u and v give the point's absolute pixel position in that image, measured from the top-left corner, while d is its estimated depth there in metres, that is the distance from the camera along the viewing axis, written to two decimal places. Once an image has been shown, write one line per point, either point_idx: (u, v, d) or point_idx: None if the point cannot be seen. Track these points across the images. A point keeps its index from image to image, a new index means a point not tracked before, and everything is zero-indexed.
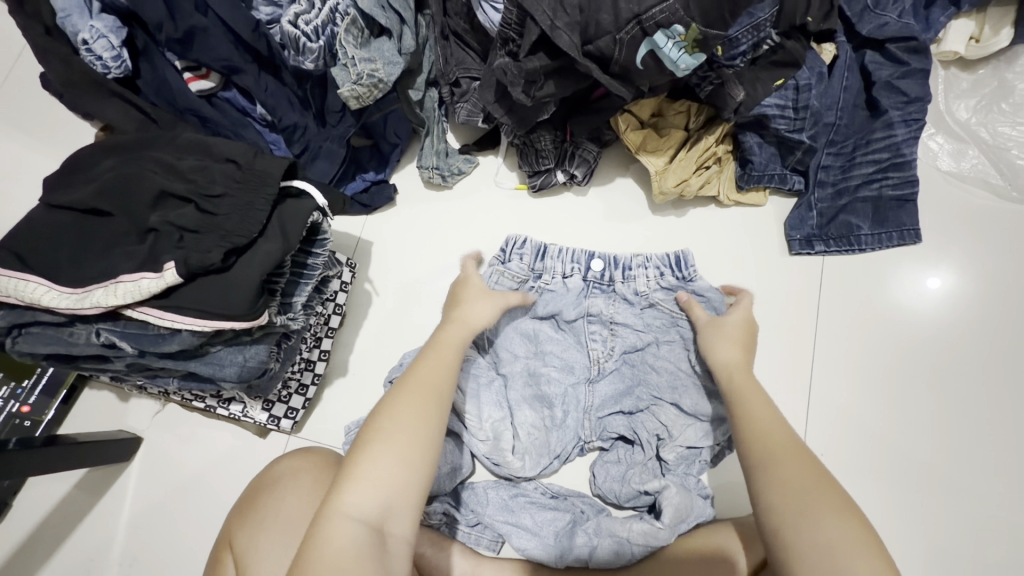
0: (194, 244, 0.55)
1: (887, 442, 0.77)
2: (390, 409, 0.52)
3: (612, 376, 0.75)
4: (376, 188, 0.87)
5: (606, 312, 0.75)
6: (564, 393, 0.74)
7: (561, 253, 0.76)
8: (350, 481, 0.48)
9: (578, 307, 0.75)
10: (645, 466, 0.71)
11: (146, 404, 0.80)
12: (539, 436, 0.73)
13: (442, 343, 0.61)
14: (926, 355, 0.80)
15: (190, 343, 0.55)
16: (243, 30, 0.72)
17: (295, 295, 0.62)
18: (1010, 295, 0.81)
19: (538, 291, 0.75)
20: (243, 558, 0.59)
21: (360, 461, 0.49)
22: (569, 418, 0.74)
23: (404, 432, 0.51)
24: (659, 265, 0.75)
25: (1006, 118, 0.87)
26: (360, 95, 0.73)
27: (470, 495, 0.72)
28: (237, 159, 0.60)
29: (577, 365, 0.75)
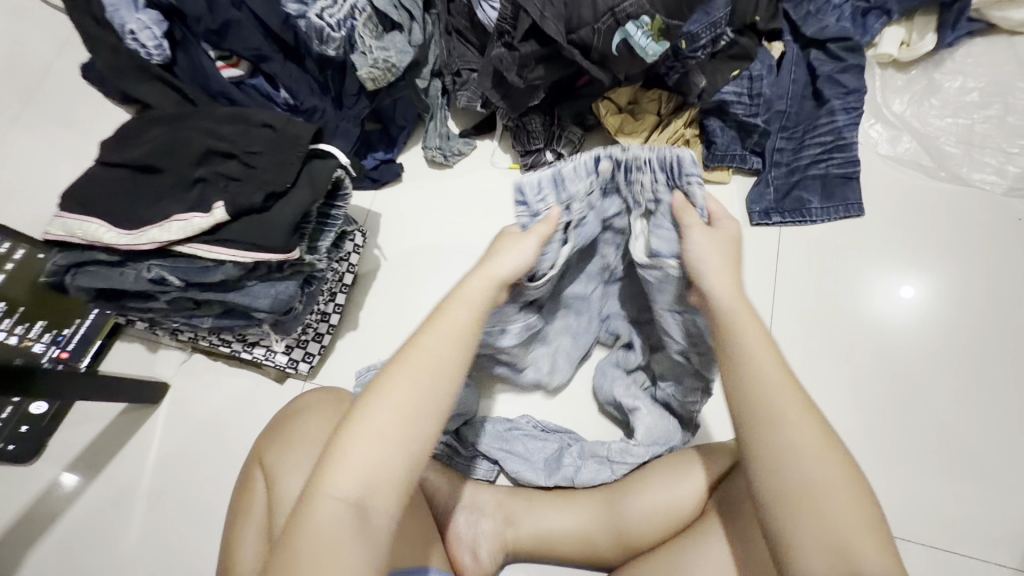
0: (238, 189, 0.64)
1: (922, 421, 0.86)
2: (378, 392, 0.49)
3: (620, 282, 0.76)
4: (385, 166, 0.97)
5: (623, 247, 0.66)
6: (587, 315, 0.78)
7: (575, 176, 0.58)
8: (334, 459, 0.46)
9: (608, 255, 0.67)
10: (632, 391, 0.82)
11: (173, 353, 0.88)
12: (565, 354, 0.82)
13: (455, 299, 0.54)
14: (953, 360, 0.88)
15: (232, 274, 0.64)
16: (274, 21, 0.82)
17: (319, 241, 0.71)
18: (959, 275, 0.92)
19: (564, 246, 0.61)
20: (271, 471, 0.67)
21: (347, 439, 0.47)
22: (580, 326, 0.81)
23: (396, 419, 0.47)
24: (653, 168, 0.58)
25: (935, 111, 1.00)
26: (376, 77, 0.84)
27: (469, 429, 0.82)
28: (272, 124, 0.69)
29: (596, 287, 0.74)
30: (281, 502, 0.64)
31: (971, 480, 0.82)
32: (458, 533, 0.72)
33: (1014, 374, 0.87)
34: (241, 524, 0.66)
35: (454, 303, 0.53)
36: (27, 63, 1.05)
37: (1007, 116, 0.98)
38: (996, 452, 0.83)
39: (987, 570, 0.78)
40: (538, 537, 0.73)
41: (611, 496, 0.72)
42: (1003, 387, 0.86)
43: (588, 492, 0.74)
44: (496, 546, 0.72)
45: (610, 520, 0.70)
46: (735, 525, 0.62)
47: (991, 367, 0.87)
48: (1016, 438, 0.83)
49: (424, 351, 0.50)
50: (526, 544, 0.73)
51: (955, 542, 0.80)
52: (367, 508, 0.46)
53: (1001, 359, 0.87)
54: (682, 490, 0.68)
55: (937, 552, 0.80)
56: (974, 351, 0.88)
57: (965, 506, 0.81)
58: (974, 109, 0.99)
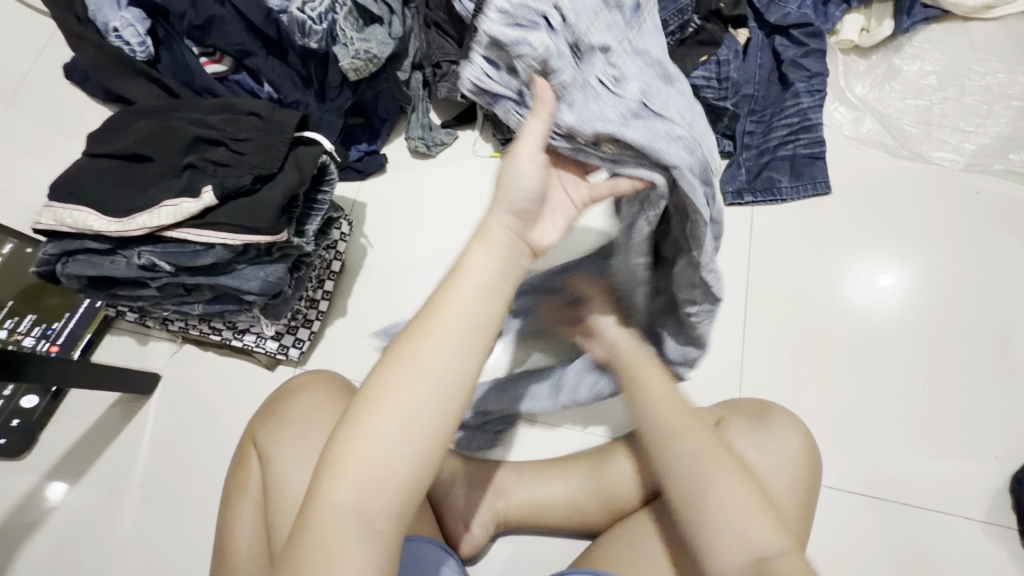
0: (226, 173, 0.66)
1: (892, 394, 0.89)
2: (377, 392, 0.39)
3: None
4: (369, 157, 0.99)
5: (651, 42, 0.44)
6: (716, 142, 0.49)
7: (507, 23, 0.38)
8: (328, 469, 0.39)
9: (664, 58, 0.44)
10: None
11: (163, 345, 0.89)
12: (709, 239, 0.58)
13: (461, 271, 0.41)
14: (924, 347, 0.91)
15: (222, 257, 0.66)
16: (256, 18, 0.85)
17: (307, 224, 0.73)
18: (926, 254, 0.97)
19: (590, 87, 0.42)
20: (265, 450, 0.68)
21: (344, 448, 0.39)
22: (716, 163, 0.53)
23: (405, 417, 0.39)
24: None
25: (896, 94, 1.05)
26: (358, 68, 0.87)
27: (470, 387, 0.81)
28: (258, 112, 0.71)
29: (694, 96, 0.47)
30: (275, 481, 0.66)
31: (937, 438, 0.87)
32: (451, 507, 0.74)
33: (975, 339, 0.91)
34: (236, 502, 0.68)
35: (458, 277, 0.41)
36: (9, 65, 1.06)
37: (962, 97, 1.03)
38: (959, 413, 0.88)
39: (956, 521, 0.82)
40: (527, 506, 0.75)
41: (597, 461, 0.75)
42: (965, 352, 0.91)
43: (578, 462, 0.76)
44: (487, 518, 0.75)
45: (597, 487, 0.73)
46: None
47: (954, 334, 0.92)
48: (980, 407, 0.88)
49: (432, 347, 0.39)
50: (515, 513, 0.76)
51: (925, 499, 0.84)
52: (373, 516, 0.38)
53: (963, 326, 0.92)
54: None
55: (909, 507, 0.84)
56: (936, 320, 0.93)
57: (934, 465, 0.85)
58: (932, 91, 1.04)
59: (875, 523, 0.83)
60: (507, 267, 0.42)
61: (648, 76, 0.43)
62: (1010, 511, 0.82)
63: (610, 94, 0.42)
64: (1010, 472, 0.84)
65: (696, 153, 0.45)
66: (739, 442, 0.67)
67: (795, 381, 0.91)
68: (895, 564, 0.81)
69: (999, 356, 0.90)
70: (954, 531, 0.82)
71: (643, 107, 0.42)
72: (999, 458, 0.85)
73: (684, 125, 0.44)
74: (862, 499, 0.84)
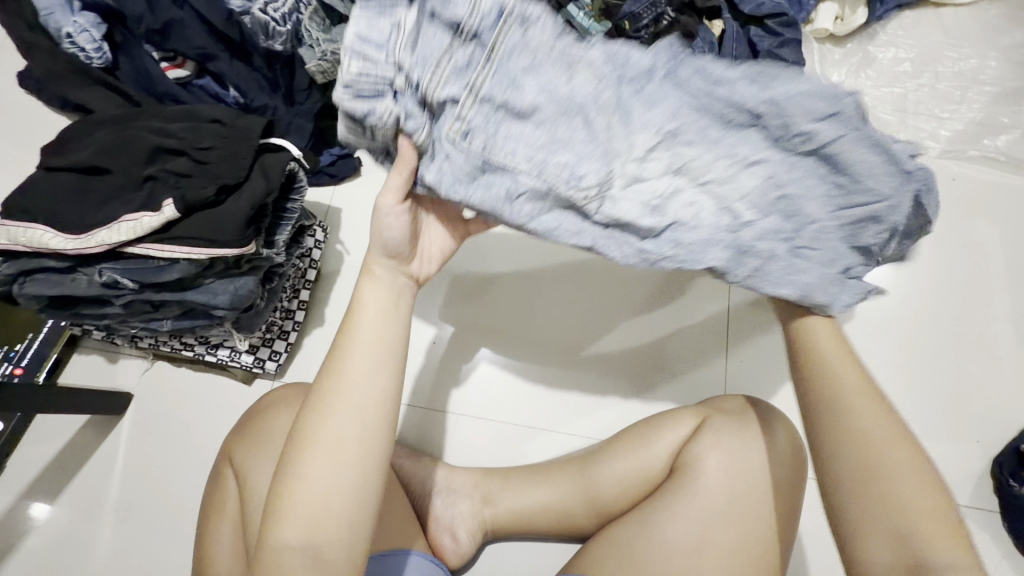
0: (189, 185, 0.64)
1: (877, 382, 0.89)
2: (308, 430, 0.44)
3: (591, 55, 0.39)
4: (342, 161, 0.97)
5: (508, 80, 0.39)
6: (622, 170, 0.41)
7: (353, 101, 0.42)
8: (279, 504, 0.43)
9: (526, 92, 0.39)
10: (887, 210, 0.44)
11: (134, 363, 0.86)
12: (706, 230, 0.44)
13: (355, 312, 0.46)
14: (907, 334, 0.92)
15: (187, 272, 0.64)
16: (218, 20, 0.82)
17: (277, 235, 0.71)
18: None
19: (438, 143, 0.42)
20: (242, 470, 0.66)
21: (290, 483, 0.43)
22: (654, 174, 0.42)
23: (335, 451, 0.43)
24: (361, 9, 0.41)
25: (871, 82, 1.05)
26: (325, 70, 0.85)
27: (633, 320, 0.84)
28: (222, 119, 0.69)
29: (583, 116, 0.40)
30: (254, 503, 0.64)
31: (922, 427, 0.87)
32: (438, 517, 0.73)
33: (955, 326, 0.92)
34: (215, 525, 0.66)
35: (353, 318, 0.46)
36: None
37: (936, 84, 1.03)
38: (942, 397, 0.88)
39: None
40: (516, 513, 0.74)
41: (586, 462, 0.75)
42: (946, 338, 0.91)
43: (566, 468, 0.75)
44: (474, 527, 0.74)
45: (585, 491, 0.72)
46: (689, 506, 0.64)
47: (935, 321, 0.92)
48: (963, 392, 0.89)
49: (350, 371, 0.44)
50: (503, 521, 0.74)
51: None
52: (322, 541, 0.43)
53: (943, 312, 0.93)
54: (651, 453, 0.71)
55: None
56: (918, 306, 0.93)
57: None
58: (907, 78, 1.04)
59: None
60: (399, 298, 0.48)
61: (494, 124, 0.40)
62: (992, 495, 0.83)
63: (453, 151, 0.42)
64: (991, 455, 0.85)
65: (549, 202, 0.43)
66: (723, 440, 0.67)
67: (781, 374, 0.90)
68: None
69: (979, 340, 0.91)
70: None
71: (484, 162, 0.42)
72: (980, 443, 0.86)
73: (528, 176, 0.41)
74: None
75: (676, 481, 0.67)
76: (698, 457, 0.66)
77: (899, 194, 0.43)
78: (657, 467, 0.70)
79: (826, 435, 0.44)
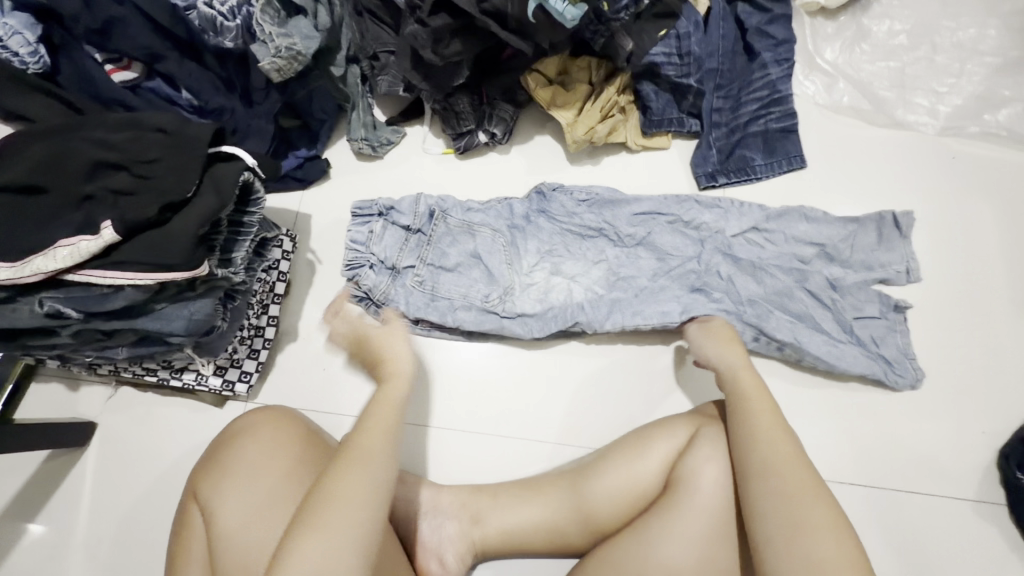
0: (129, 204, 0.57)
1: None
2: (325, 486, 0.49)
3: (490, 218, 0.87)
4: (309, 163, 0.91)
5: (442, 250, 0.84)
6: (516, 281, 0.84)
7: (356, 269, 0.82)
8: (286, 552, 0.45)
9: (455, 256, 0.84)
10: (698, 260, 0.86)
11: (96, 390, 0.81)
12: (570, 300, 0.84)
13: (379, 401, 0.58)
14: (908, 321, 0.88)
15: (135, 299, 0.59)
16: (161, 16, 0.75)
17: (234, 252, 0.65)
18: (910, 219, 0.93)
19: (408, 287, 0.83)
20: (210, 507, 0.63)
21: (298, 533, 0.46)
22: (534, 277, 0.85)
23: (344, 490, 0.49)
24: (357, 227, 0.83)
25: (867, 56, 0.99)
26: (280, 67, 0.77)
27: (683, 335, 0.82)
28: (165, 128, 0.62)
29: (492, 259, 0.85)
30: (223, 538, 0.61)
31: (926, 419, 0.84)
32: (425, 540, 0.70)
33: (957, 312, 0.88)
34: (181, 566, 0.62)
35: (377, 404, 0.58)
36: None
37: (934, 56, 0.98)
38: (946, 387, 0.85)
39: (946, 504, 0.80)
40: (504, 534, 0.70)
41: (577, 473, 0.72)
42: (951, 325, 0.88)
43: (554, 480, 0.72)
44: (462, 549, 0.70)
45: (576, 508, 0.69)
46: (680, 525, 0.63)
47: (937, 306, 0.89)
48: (968, 381, 0.85)
49: (366, 436, 0.54)
50: (493, 541, 0.70)
51: (916, 482, 0.82)
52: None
53: (945, 297, 0.89)
54: (644, 467, 0.68)
55: (899, 494, 0.81)
56: (919, 293, 0.89)
57: (924, 445, 0.83)
58: (903, 51, 0.99)
59: (866, 514, 0.81)
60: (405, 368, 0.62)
61: (439, 274, 0.83)
62: (998, 487, 0.81)
63: (419, 289, 0.83)
64: (998, 446, 0.82)
65: (475, 305, 0.83)
66: (715, 453, 0.66)
67: (779, 370, 0.86)
68: (887, 555, 0.79)
69: (985, 326, 0.88)
70: (945, 514, 0.80)
71: (436, 293, 0.83)
72: (985, 434, 0.83)
73: (462, 295, 0.83)
74: (852, 491, 0.82)
75: (670, 497, 0.65)
76: (694, 466, 0.65)
77: (699, 250, 0.86)
78: (651, 485, 0.68)
79: (755, 484, 0.59)
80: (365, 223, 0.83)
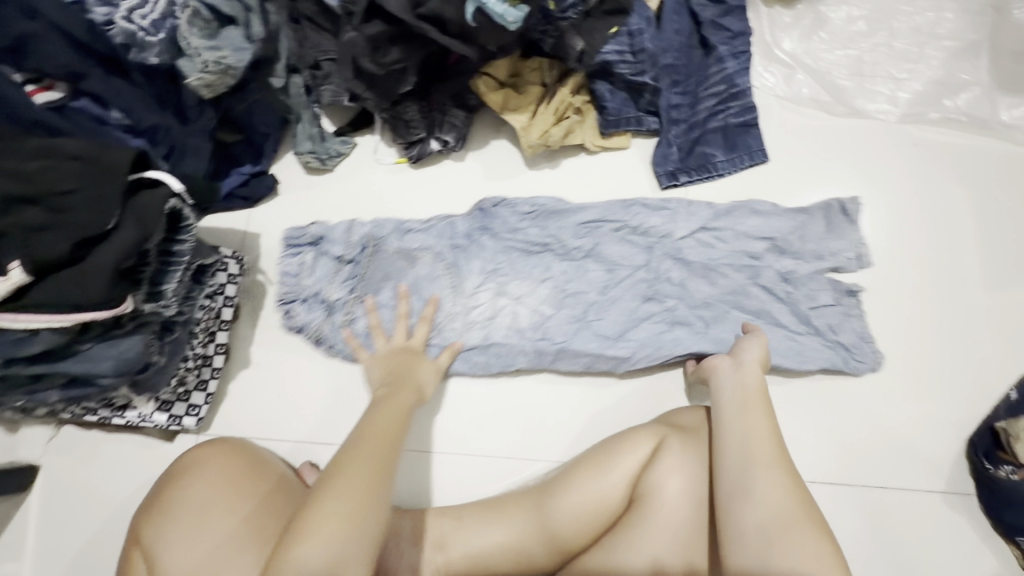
0: (42, 242, 0.53)
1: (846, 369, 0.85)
2: (343, 462, 0.54)
3: (430, 237, 0.85)
4: (255, 180, 0.88)
5: (376, 281, 0.82)
6: (458, 305, 0.81)
7: (288, 306, 0.81)
8: (301, 535, 0.49)
9: (388, 286, 0.81)
10: (647, 268, 0.84)
11: (37, 432, 0.77)
12: (515, 323, 0.81)
13: (395, 397, 0.66)
14: (874, 312, 0.87)
15: (55, 341, 0.56)
16: (79, 32, 0.69)
17: (164, 284, 0.61)
18: (883, 204, 0.92)
19: (338, 324, 0.80)
20: (153, 553, 0.59)
21: (314, 510, 0.50)
22: (479, 299, 0.82)
23: (360, 478, 0.52)
24: (290, 260, 0.83)
25: (825, 45, 0.97)
26: (210, 83, 0.75)
27: (637, 352, 0.80)
28: (83, 156, 0.56)
29: (432, 283, 0.82)
30: None
31: (895, 413, 0.83)
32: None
33: (922, 303, 0.88)
34: None
35: (396, 400, 0.66)
36: None
37: (892, 42, 0.97)
38: (915, 379, 0.85)
39: (918, 498, 0.80)
40: (470, 559, 0.67)
41: (543, 490, 0.70)
42: (917, 316, 0.87)
43: (525, 492, 0.72)
44: None
45: (541, 527, 0.67)
46: (643, 537, 0.63)
47: (905, 297, 0.88)
48: (934, 372, 0.85)
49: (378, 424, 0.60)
50: (458, 568, 0.67)
51: (887, 476, 0.81)
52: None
53: (913, 288, 0.88)
54: (608, 483, 0.66)
55: (871, 490, 0.81)
56: (885, 285, 0.88)
57: (893, 439, 0.82)
58: (861, 38, 0.97)
59: (839, 512, 0.80)
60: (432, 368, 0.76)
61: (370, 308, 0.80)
62: (968, 478, 0.81)
63: (352, 324, 0.80)
64: (966, 436, 0.82)
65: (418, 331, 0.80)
66: (673, 463, 0.66)
67: None
68: (859, 552, 0.78)
69: (952, 315, 0.87)
70: (917, 508, 0.80)
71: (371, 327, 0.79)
72: (954, 424, 0.83)
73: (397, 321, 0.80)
74: (824, 490, 0.81)
75: (635, 515, 0.64)
76: (668, 471, 0.65)
77: (647, 258, 0.84)
78: (617, 497, 0.66)
79: (749, 486, 0.58)
80: (297, 255, 0.83)
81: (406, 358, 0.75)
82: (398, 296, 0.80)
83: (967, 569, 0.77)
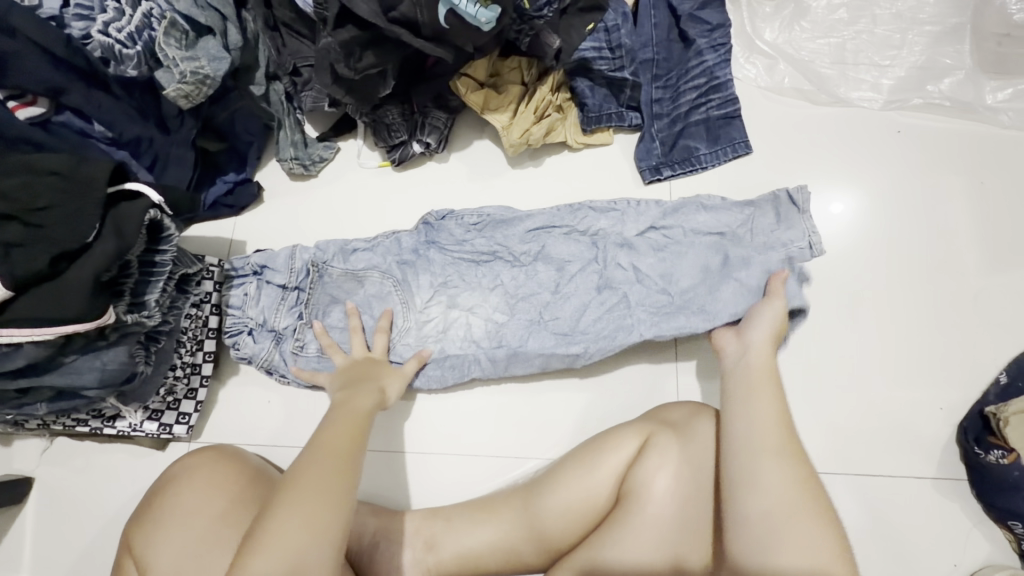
0: (21, 258, 0.53)
1: (833, 358, 0.85)
2: (297, 473, 0.54)
3: (378, 252, 0.84)
4: (239, 188, 0.89)
5: (323, 305, 0.81)
6: (411, 320, 0.81)
7: (234, 341, 0.79)
8: (254, 550, 0.48)
9: (334, 311, 0.81)
10: (594, 258, 0.83)
11: (31, 443, 0.78)
12: (469, 335, 0.81)
13: (349, 405, 0.65)
14: (861, 301, 0.87)
15: (36, 355, 0.56)
16: (57, 48, 0.68)
17: (146, 294, 0.62)
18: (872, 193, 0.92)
19: (288, 353, 0.79)
20: (144, 563, 0.60)
21: (272, 521, 0.50)
22: (431, 312, 0.82)
23: (312, 490, 0.52)
24: (231, 293, 0.79)
25: (807, 34, 0.97)
26: (188, 93, 0.74)
27: (590, 342, 0.78)
28: (61, 171, 0.56)
29: (381, 295, 0.82)
30: None
31: (884, 401, 0.83)
32: None
33: (909, 289, 0.87)
34: None
35: (350, 407, 0.64)
36: None
37: (874, 29, 0.96)
38: (902, 366, 0.84)
39: (908, 485, 0.80)
40: (460, 559, 0.68)
41: (529, 492, 0.70)
42: (904, 303, 0.87)
43: (512, 492, 0.72)
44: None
45: (529, 526, 0.67)
46: (629, 535, 0.62)
47: (894, 284, 0.88)
48: (923, 359, 0.84)
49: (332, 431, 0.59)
50: (449, 568, 0.68)
51: (877, 464, 0.81)
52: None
53: (902, 275, 0.88)
54: (594, 479, 0.67)
55: (860, 477, 0.81)
56: (871, 274, 0.88)
57: (882, 426, 0.82)
58: (843, 26, 0.97)
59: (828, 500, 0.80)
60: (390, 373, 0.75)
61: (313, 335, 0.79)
62: (959, 463, 0.80)
63: (304, 349, 0.79)
64: (956, 421, 0.82)
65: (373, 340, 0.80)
66: (668, 459, 0.65)
67: None
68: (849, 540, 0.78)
69: (940, 301, 0.87)
70: (908, 495, 0.80)
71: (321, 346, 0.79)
72: (944, 410, 0.82)
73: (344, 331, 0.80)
74: None
75: (623, 510, 0.64)
76: (662, 461, 0.65)
77: (590, 250, 0.83)
78: (604, 492, 0.66)
79: (753, 473, 0.55)
80: (241, 285, 0.80)
81: (368, 370, 0.75)
82: (347, 314, 0.80)
83: (958, 554, 0.77)
